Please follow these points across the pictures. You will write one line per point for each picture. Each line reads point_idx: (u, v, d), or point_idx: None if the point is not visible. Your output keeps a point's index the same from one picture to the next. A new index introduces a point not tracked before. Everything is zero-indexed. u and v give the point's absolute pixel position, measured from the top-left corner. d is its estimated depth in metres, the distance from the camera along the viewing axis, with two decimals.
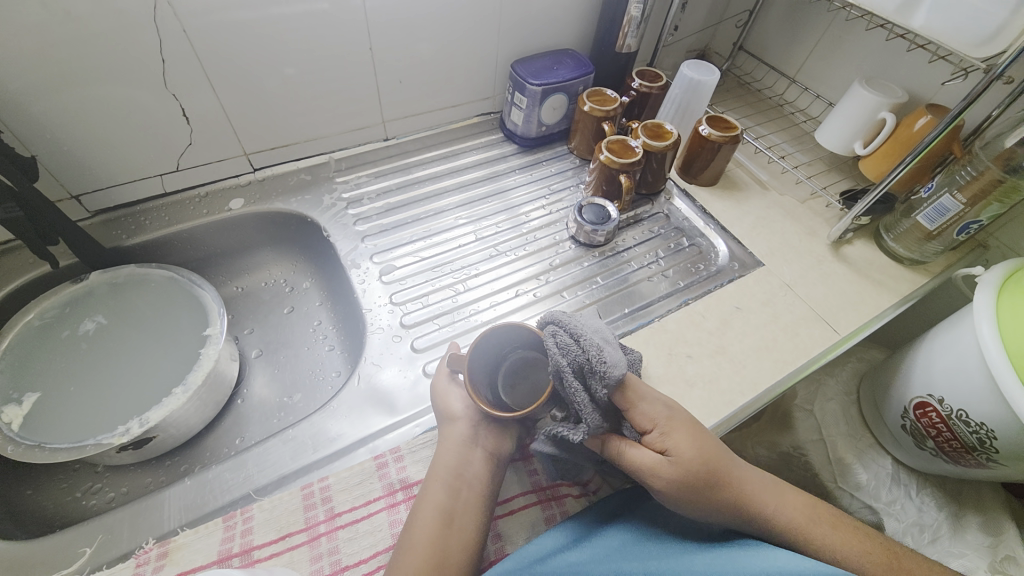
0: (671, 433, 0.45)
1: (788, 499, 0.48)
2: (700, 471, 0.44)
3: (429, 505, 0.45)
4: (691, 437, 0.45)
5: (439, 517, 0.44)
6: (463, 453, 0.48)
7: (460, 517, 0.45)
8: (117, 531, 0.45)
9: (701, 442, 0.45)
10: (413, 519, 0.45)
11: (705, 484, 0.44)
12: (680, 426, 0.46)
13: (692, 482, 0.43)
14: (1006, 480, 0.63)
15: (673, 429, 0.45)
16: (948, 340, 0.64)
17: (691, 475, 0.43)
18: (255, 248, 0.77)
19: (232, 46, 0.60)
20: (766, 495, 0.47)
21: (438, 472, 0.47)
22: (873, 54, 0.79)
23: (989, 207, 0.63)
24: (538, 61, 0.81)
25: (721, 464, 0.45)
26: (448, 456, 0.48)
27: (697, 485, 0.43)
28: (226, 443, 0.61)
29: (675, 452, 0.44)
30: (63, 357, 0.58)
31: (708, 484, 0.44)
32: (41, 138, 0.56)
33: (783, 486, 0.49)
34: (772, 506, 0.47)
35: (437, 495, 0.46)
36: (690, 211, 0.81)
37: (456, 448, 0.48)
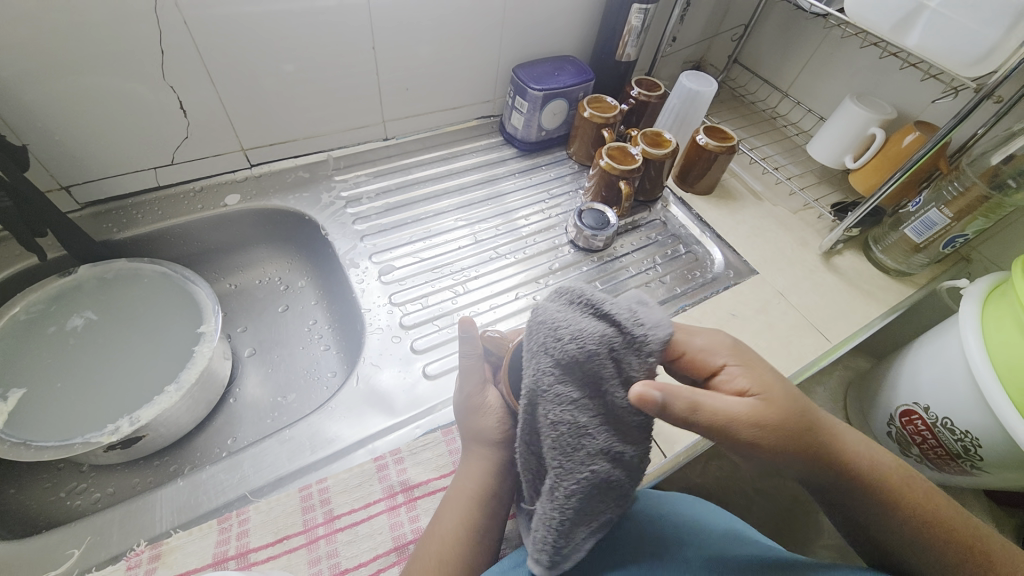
0: (754, 367, 0.41)
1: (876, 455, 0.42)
2: (795, 406, 0.39)
3: (450, 517, 0.44)
4: (766, 376, 0.40)
5: (461, 528, 0.43)
6: (490, 469, 0.47)
7: (480, 528, 0.45)
8: (106, 533, 0.44)
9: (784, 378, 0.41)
10: (433, 527, 0.44)
11: (804, 430, 0.38)
12: (761, 365, 0.41)
13: (788, 422, 0.38)
14: (989, 487, 0.65)
15: (755, 363, 0.41)
16: (934, 350, 0.66)
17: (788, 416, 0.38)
18: (251, 245, 0.76)
19: (232, 40, 0.59)
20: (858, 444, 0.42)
21: (461, 484, 0.46)
22: (864, 71, 0.82)
23: (975, 221, 0.65)
24: (539, 66, 0.81)
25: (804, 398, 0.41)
26: (474, 470, 0.47)
27: (790, 428, 0.38)
28: (218, 443, 0.60)
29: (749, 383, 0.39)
30: (50, 353, 0.56)
31: (795, 423, 0.38)
32: (32, 126, 0.54)
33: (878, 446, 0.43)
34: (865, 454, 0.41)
35: (457, 506, 0.45)
36: (686, 219, 0.82)
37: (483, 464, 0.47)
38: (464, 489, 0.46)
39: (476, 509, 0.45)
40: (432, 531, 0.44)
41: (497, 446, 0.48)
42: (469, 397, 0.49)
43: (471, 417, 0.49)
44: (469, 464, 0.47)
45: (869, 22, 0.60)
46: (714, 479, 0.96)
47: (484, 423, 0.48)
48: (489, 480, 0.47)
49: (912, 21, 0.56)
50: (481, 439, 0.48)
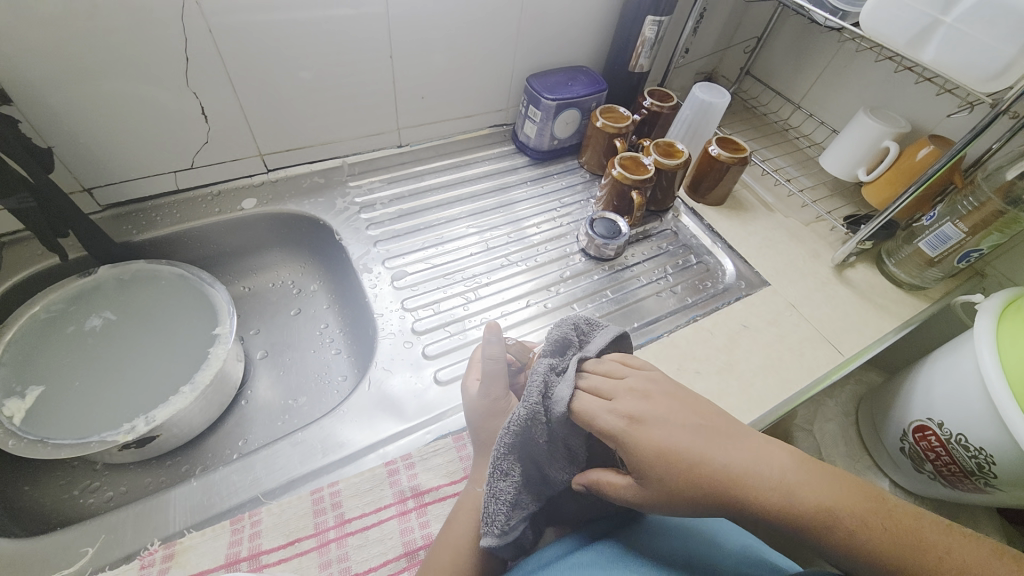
0: (637, 432, 0.39)
1: (814, 481, 0.36)
2: (677, 466, 0.37)
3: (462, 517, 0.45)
4: (658, 433, 0.39)
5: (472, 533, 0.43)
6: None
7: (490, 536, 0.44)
8: (120, 531, 0.44)
9: (678, 430, 0.39)
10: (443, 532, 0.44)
11: (700, 476, 0.37)
12: (644, 423, 0.39)
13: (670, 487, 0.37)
14: (1003, 505, 0.64)
15: (646, 422, 0.39)
16: (948, 366, 0.66)
17: (666, 481, 0.37)
18: (265, 249, 0.77)
19: (254, 47, 0.60)
20: (786, 478, 0.36)
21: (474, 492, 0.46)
22: (878, 84, 0.82)
23: (989, 236, 0.64)
24: (552, 76, 0.82)
25: (702, 445, 0.38)
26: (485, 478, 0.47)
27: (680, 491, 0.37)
28: (229, 445, 0.60)
29: (632, 452, 0.38)
30: (68, 352, 0.57)
31: (686, 489, 0.37)
32: (58, 129, 0.56)
33: (832, 470, 0.37)
34: (796, 487, 0.35)
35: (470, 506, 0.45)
36: (697, 229, 0.82)
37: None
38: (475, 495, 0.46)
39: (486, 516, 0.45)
40: (443, 534, 0.44)
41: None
42: (488, 398, 0.50)
43: (486, 418, 0.49)
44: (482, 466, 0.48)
45: (884, 37, 0.60)
46: None
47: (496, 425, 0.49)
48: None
49: (928, 36, 0.56)
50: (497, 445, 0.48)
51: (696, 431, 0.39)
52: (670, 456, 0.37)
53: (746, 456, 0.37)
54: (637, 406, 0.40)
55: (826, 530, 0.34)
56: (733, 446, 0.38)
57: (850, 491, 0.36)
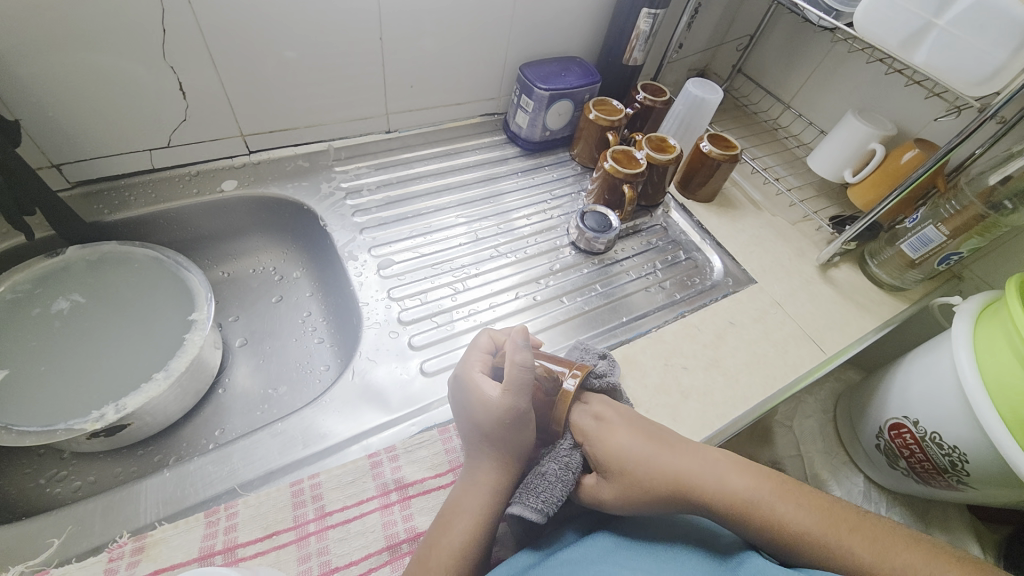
0: (604, 435, 0.49)
1: (743, 475, 0.45)
2: (635, 465, 0.46)
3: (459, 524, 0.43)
4: (618, 439, 0.48)
5: (467, 548, 0.42)
6: (497, 489, 0.46)
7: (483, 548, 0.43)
8: (88, 523, 0.42)
9: (632, 435, 0.49)
10: (434, 548, 0.42)
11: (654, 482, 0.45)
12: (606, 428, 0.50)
13: (630, 485, 0.46)
14: (972, 501, 0.66)
15: (613, 429, 0.49)
16: (925, 365, 0.67)
17: (630, 477, 0.46)
18: (246, 233, 0.74)
19: (238, 21, 0.58)
20: (718, 469, 0.46)
21: (472, 503, 0.44)
22: (867, 86, 0.82)
23: (970, 240, 0.66)
24: (546, 65, 0.81)
25: (654, 447, 0.47)
26: (481, 491, 0.45)
27: (638, 484, 0.46)
28: (205, 434, 0.58)
29: (601, 451, 0.48)
30: (33, 336, 0.54)
31: (646, 485, 0.45)
32: (23, 99, 0.52)
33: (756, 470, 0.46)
34: (727, 478, 0.45)
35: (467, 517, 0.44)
36: (687, 225, 0.82)
37: (493, 485, 0.46)
38: (473, 503, 0.44)
39: (481, 528, 0.43)
40: (432, 551, 0.42)
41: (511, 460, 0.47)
42: (513, 410, 0.47)
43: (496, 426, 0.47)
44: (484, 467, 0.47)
45: (877, 38, 0.60)
46: None
47: (518, 438, 0.48)
48: (495, 499, 0.45)
49: (920, 40, 0.57)
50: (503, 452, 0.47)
51: (650, 436, 0.48)
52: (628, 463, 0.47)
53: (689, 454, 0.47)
54: (607, 412, 0.51)
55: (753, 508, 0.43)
56: (674, 447, 0.48)
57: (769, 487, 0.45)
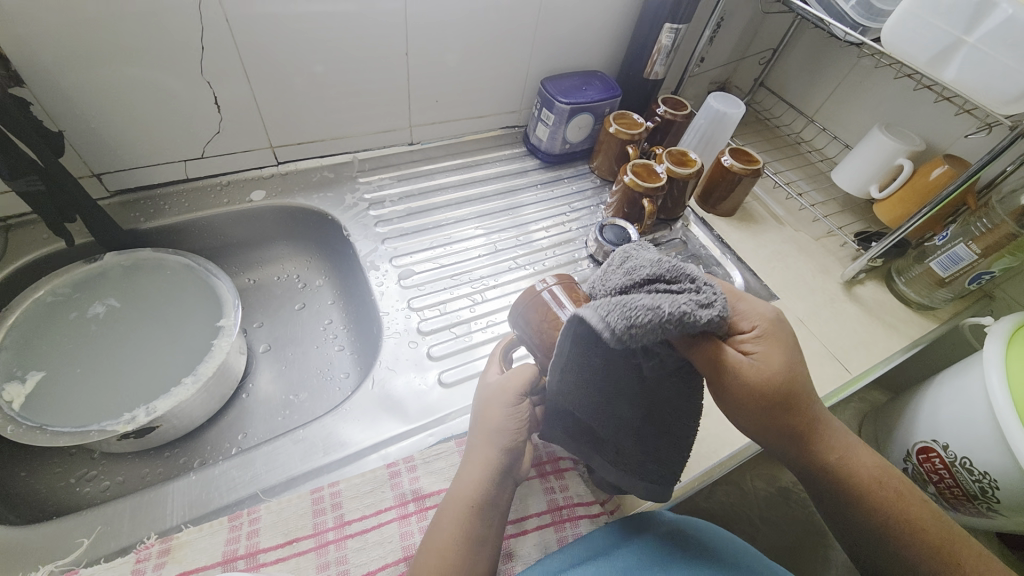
0: (768, 350, 0.39)
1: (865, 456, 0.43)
2: (788, 384, 0.39)
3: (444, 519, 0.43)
4: (785, 353, 0.40)
5: (457, 530, 0.42)
6: (489, 471, 0.45)
7: (479, 533, 0.43)
8: (117, 523, 0.44)
9: (798, 357, 0.41)
10: (430, 538, 0.42)
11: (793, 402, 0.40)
12: (779, 338, 0.40)
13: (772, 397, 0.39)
14: (1004, 531, 0.63)
15: (771, 351, 0.39)
16: (955, 387, 0.65)
17: (776, 391, 0.39)
18: (272, 241, 0.76)
19: (268, 38, 0.60)
20: (847, 437, 0.43)
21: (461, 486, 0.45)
22: (895, 102, 0.81)
23: (1001, 259, 0.64)
24: (567, 79, 0.82)
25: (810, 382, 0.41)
26: (469, 475, 0.45)
27: (780, 402, 0.39)
28: (228, 438, 0.60)
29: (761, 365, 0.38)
30: (71, 339, 0.56)
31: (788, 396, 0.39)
32: (69, 112, 0.55)
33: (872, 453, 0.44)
34: (848, 448, 0.43)
35: (451, 511, 0.43)
36: (707, 239, 0.81)
37: (482, 469, 0.45)
38: (456, 498, 0.44)
39: (475, 514, 0.43)
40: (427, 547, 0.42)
41: (498, 440, 0.47)
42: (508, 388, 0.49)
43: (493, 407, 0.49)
44: (472, 462, 0.46)
45: (905, 53, 0.59)
46: (720, 504, 0.95)
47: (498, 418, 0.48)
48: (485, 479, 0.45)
49: (950, 56, 0.56)
50: (487, 428, 0.48)
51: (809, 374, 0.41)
52: (784, 383, 0.39)
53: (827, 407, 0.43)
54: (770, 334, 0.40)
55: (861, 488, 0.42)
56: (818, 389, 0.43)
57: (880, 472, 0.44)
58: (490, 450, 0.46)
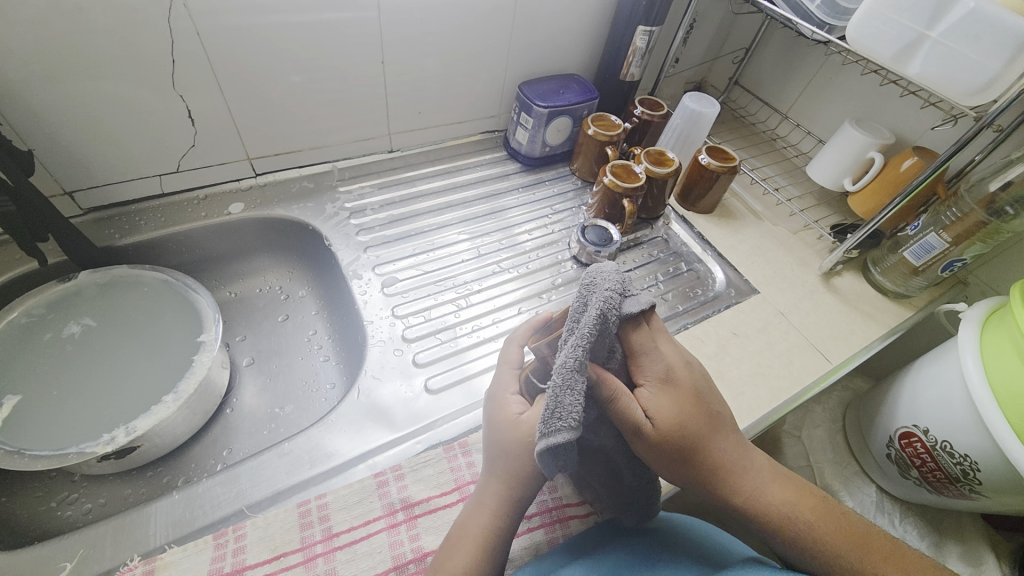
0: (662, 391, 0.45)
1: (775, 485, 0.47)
2: (681, 435, 0.44)
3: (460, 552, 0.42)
4: (680, 404, 0.45)
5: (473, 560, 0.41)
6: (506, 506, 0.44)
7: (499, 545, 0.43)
8: (99, 547, 0.43)
9: (694, 407, 0.45)
10: (449, 548, 0.43)
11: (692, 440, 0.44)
12: (676, 388, 0.45)
13: (667, 447, 0.43)
14: (985, 511, 0.65)
15: (670, 391, 0.45)
16: (934, 372, 0.67)
17: (669, 439, 0.43)
18: (253, 253, 0.75)
19: (240, 48, 0.59)
20: (755, 473, 0.46)
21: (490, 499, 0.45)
22: (864, 97, 0.83)
23: (973, 246, 0.66)
24: (544, 83, 0.82)
25: (709, 430, 0.45)
26: (498, 487, 0.45)
27: (673, 454, 0.44)
28: (213, 455, 0.59)
29: (658, 410, 0.44)
30: (47, 361, 0.55)
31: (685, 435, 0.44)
32: (39, 131, 0.54)
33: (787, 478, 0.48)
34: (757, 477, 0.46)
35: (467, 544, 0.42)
36: (688, 237, 0.82)
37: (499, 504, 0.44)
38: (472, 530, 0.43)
39: (490, 546, 0.43)
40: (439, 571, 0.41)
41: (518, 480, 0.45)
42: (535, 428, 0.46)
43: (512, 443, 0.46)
44: (488, 495, 0.45)
45: (871, 50, 0.61)
46: None
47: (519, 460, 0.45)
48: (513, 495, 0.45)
49: (914, 50, 0.57)
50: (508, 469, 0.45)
51: (708, 413, 0.46)
52: (682, 425, 0.44)
53: (733, 449, 0.46)
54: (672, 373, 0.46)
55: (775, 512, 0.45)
56: (723, 431, 0.47)
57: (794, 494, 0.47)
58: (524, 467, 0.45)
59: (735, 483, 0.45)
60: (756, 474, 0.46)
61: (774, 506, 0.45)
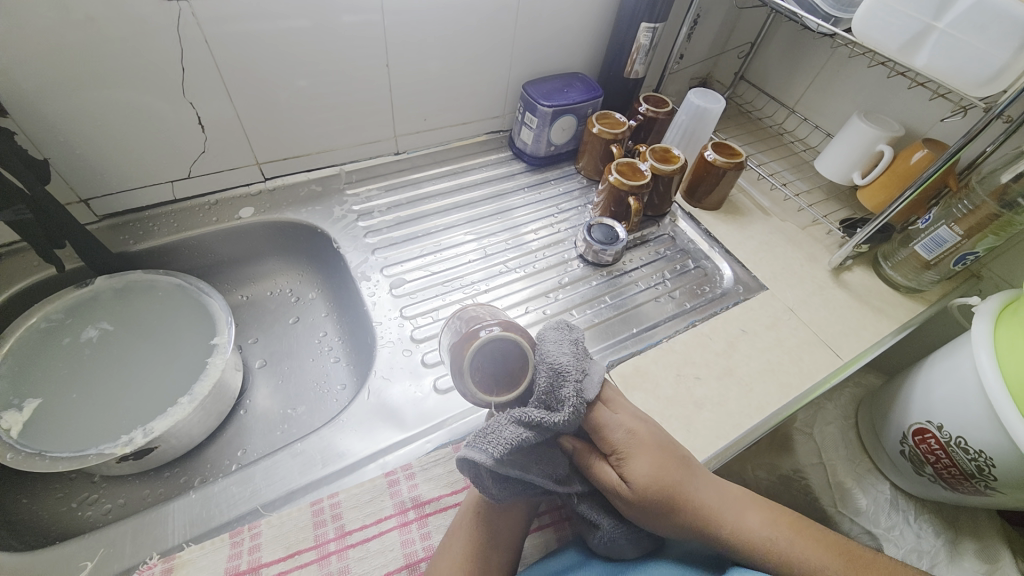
0: (631, 448, 0.47)
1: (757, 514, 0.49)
2: (660, 491, 0.46)
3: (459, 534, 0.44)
4: (653, 459, 0.47)
5: (469, 541, 0.44)
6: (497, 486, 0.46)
7: (489, 546, 0.44)
8: (119, 545, 0.44)
9: (667, 461, 0.47)
10: (450, 533, 0.45)
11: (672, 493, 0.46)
12: (643, 443, 0.47)
13: (650, 502, 0.46)
14: (1002, 507, 0.64)
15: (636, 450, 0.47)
16: (947, 367, 0.66)
17: (650, 496, 0.46)
18: (263, 257, 0.77)
19: (246, 55, 0.60)
20: (735, 507, 0.49)
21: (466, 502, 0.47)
22: (872, 89, 0.82)
23: (985, 239, 0.65)
24: (548, 83, 0.83)
25: (686, 479, 0.47)
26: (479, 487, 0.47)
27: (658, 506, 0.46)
28: (228, 456, 0.60)
29: (638, 471, 0.46)
30: (66, 365, 0.57)
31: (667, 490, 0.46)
32: (53, 140, 0.56)
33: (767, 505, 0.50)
34: (738, 517, 0.48)
35: (464, 527, 0.45)
36: (695, 234, 0.82)
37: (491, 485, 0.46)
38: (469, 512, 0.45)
39: (485, 526, 0.44)
40: (442, 553, 0.43)
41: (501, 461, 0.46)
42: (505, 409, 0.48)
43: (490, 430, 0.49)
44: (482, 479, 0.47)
45: (876, 42, 0.60)
46: None
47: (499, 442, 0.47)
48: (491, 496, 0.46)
49: (920, 43, 0.57)
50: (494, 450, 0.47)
51: (680, 463, 0.48)
52: (662, 484, 0.46)
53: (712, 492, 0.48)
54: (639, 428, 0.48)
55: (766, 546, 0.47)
56: (698, 475, 0.49)
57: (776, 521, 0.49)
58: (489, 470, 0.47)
59: (717, 517, 0.48)
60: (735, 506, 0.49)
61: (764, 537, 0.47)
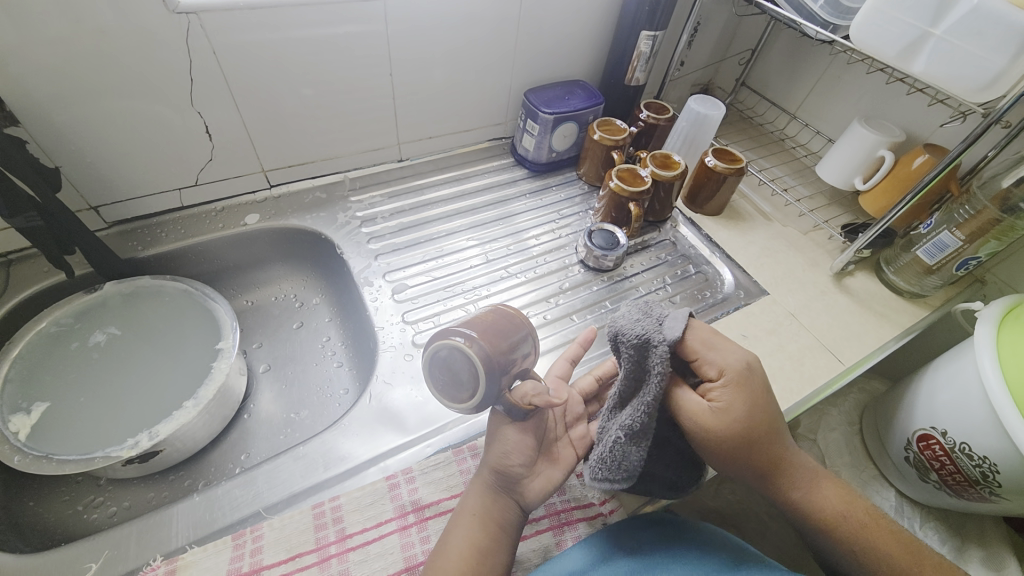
0: (730, 389, 0.45)
1: (831, 490, 0.49)
2: (751, 438, 0.45)
3: (458, 534, 0.44)
4: (750, 404, 0.45)
5: (470, 542, 0.44)
6: (494, 490, 0.47)
7: (491, 545, 0.44)
8: (123, 547, 0.44)
9: (767, 412, 0.46)
10: (449, 535, 0.45)
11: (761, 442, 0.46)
12: (748, 387, 0.45)
13: (736, 447, 0.45)
14: (1008, 514, 0.63)
15: (727, 389, 0.45)
16: (950, 372, 0.65)
17: (736, 438, 0.45)
18: (268, 263, 0.78)
19: (250, 68, 0.62)
20: (810, 479, 0.48)
21: (461, 504, 0.47)
22: (872, 95, 0.83)
23: (987, 244, 0.65)
24: (549, 90, 0.84)
25: (777, 434, 0.46)
26: (475, 491, 0.47)
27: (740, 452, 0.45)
28: (232, 459, 0.61)
29: (723, 417, 0.44)
30: (73, 369, 0.58)
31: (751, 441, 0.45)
32: (64, 149, 0.57)
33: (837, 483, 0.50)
34: (811, 488, 0.48)
35: (466, 529, 0.45)
36: (696, 239, 0.82)
37: (491, 488, 0.47)
38: (468, 516, 0.45)
39: (485, 528, 0.45)
40: (444, 555, 0.43)
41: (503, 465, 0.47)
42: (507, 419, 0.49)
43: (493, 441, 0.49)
44: (479, 483, 0.48)
45: (875, 49, 0.61)
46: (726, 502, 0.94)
47: (505, 451, 0.48)
48: (489, 498, 0.46)
49: (918, 49, 0.57)
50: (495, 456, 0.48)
51: (772, 414, 0.46)
52: (751, 429, 0.45)
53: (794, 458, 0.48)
54: (731, 369, 0.45)
55: (828, 523, 0.48)
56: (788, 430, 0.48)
57: (849, 502, 0.49)
58: (489, 470, 0.48)
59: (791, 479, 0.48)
60: (810, 471, 0.49)
61: (836, 512, 0.48)
